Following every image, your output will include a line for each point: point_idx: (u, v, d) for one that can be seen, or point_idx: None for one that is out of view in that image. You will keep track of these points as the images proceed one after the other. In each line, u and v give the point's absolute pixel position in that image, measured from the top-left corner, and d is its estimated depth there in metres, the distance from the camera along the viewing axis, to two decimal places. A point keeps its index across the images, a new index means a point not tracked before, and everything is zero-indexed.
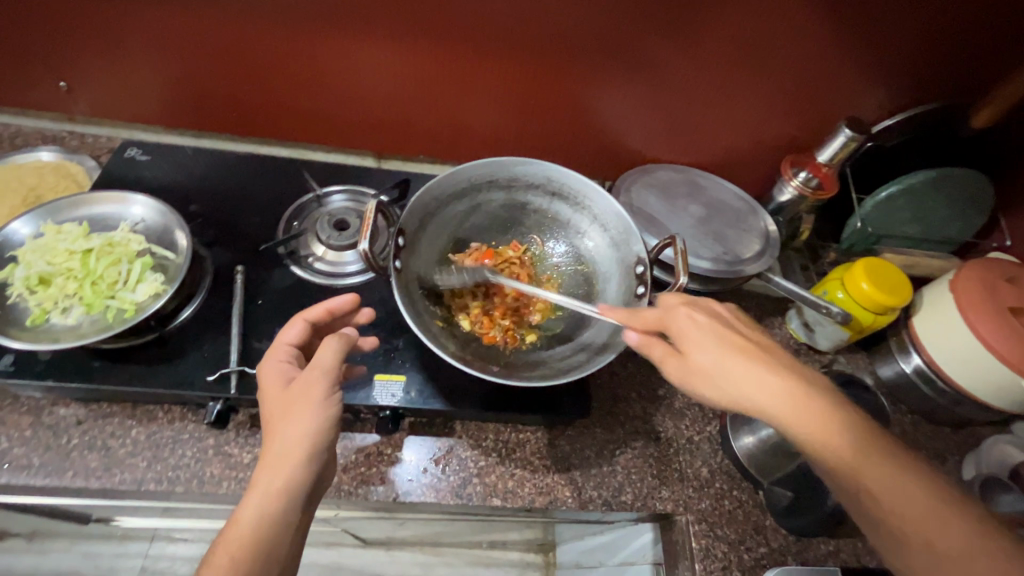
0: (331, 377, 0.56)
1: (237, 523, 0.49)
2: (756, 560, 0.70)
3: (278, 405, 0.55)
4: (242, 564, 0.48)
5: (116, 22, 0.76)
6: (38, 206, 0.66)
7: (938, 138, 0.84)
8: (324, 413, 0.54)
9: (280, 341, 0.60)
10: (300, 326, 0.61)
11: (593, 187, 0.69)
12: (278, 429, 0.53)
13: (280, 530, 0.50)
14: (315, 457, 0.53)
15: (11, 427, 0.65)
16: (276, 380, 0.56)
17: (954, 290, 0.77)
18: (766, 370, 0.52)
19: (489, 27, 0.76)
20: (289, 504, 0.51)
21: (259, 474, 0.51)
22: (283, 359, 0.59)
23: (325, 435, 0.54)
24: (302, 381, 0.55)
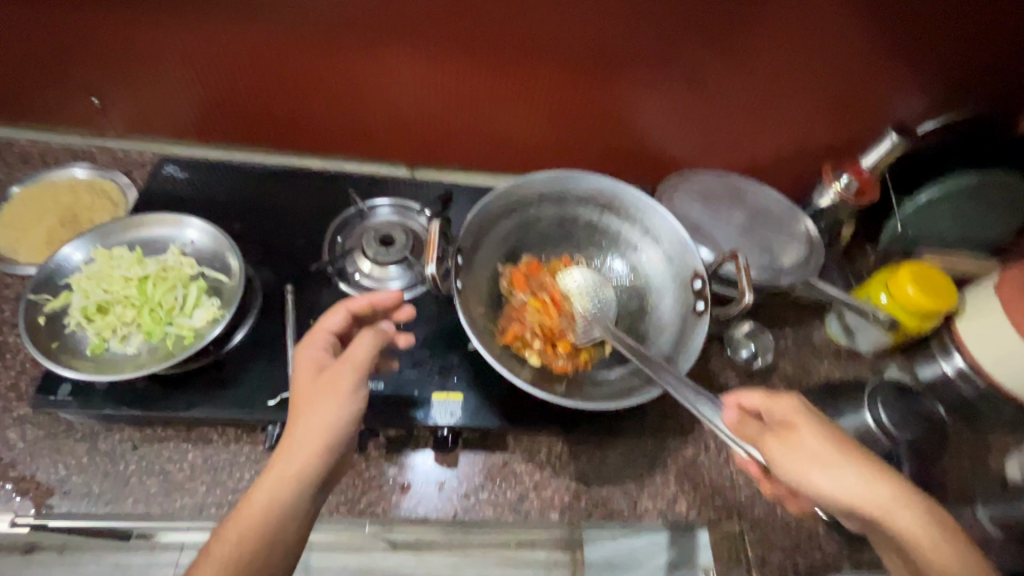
0: (360, 371, 0.55)
1: (248, 504, 0.49)
2: (812, 566, 0.71)
3: (307, 391, 0.54)
4: (247, 542, 0.48)
5: (150, 40, 0.74)
6: (89, 232, 0.69)
7: (980, 142, 0.83)
8: (348, 405, 0.53)
9: (320, 327, 0.59)
10: (343, 315, 0.60)
11: (646, 202, 0.70)
12: (303, 416, 0.52)
13: (289, 517, 0.50)
14: (334, 447, 0.52)
15: (68, 455, 0.64)
16: (309, 366, 0.56)
17: (1001, 294, 0.76)
18: (855, 464, 0.50)
19: (533, 37, 0.74)
20: (300, 492, 0.50)
21: (278, 458, 0.51)
22: (319, 346, 0.57)
23: (346, 427, 0.53)
24: (333, 370, 0.54)
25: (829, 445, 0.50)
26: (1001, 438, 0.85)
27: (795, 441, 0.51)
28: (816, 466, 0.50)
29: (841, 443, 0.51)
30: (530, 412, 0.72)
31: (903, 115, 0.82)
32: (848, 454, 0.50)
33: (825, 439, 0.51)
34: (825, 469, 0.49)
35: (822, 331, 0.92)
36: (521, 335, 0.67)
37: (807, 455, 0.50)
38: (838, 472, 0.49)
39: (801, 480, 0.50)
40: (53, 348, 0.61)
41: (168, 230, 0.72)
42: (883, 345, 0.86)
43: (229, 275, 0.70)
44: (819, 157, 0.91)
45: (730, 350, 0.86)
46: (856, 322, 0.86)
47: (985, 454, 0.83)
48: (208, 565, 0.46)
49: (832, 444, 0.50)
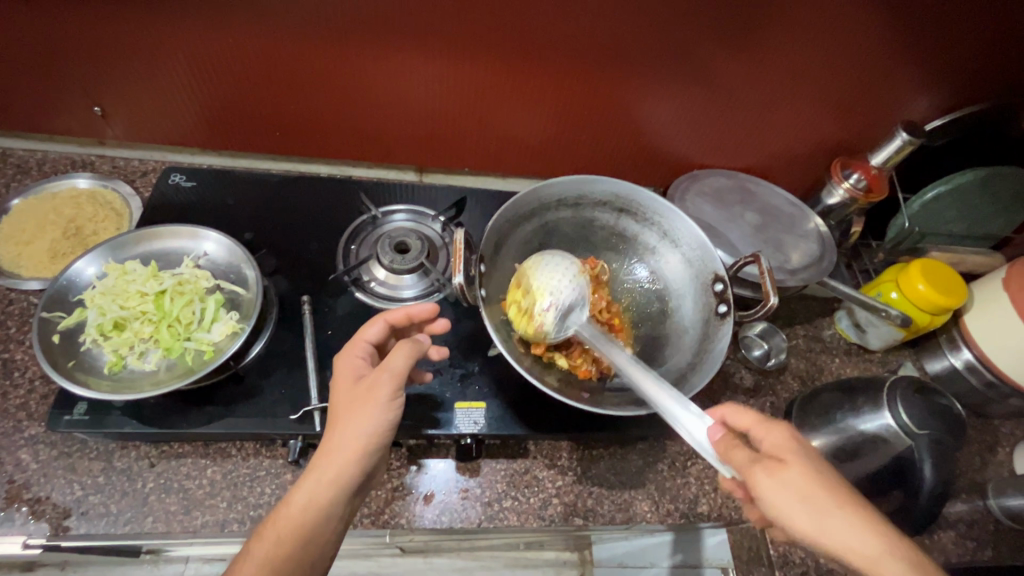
0: (396, 381, 0.54)
1: (288, 505, 0.50)
2: (832, 563, 0.71)
3: (346, 399, 0.54)
4: (285, 542, 0.49)
5: (152, 47, 0.72)
6: (101, 246, 0.67)
7: (985, 137, 0.84)
8: (384, 414, 0.52)
9: (360, 336, 0.59)
10: (381, 325, 0.60)
11: (664, 204, 0.70)
12: (341, 423, 0.52)
13: (325, 522, 0.50)
14: (371, 456, 0.52)
15: (83, 474, 0.63)
16: (347, 375, 0.56)
17: (1009, 289, 0.77)
18: (841, 510, 0.43)
19: (545, 41, 0.73)
20: (336, 498, 0.51)
21: (316, 464, 0.51)
22: (358, 355, 0.58)
23: (382, 436, 0.52)
24: (370, 378, 0.54)
25: (809, 483, 0.44)
26: (1009, 430, 0.86)
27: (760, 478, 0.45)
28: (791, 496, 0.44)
29: (817, 482, 0.44)
30: (551, 417, 0.71)
31: (914, 113, 0.82)
32: (825, 493, 0.44)
33: (806, 479, 0.45)
34: (804, 507, 0.43)
35: (832, 328, 0.93)
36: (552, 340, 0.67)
37: (789, 491, 0.44)
38: (818, 514, 0.43)
39: (775, 514, 0.44)
40: (69, 368, 0.60)
41: (180, 242, 0.71)
42: (894, 341, 0.86)
43: (246, 286, 0.69)
44: (827, 155, 0.91)
45: (744, 349, 0.88)
46: (867, 319, 0.87)
47: (994, 446, 0.85)
48: (247, 564, 0.48)
49: (810, 483, 0.44)
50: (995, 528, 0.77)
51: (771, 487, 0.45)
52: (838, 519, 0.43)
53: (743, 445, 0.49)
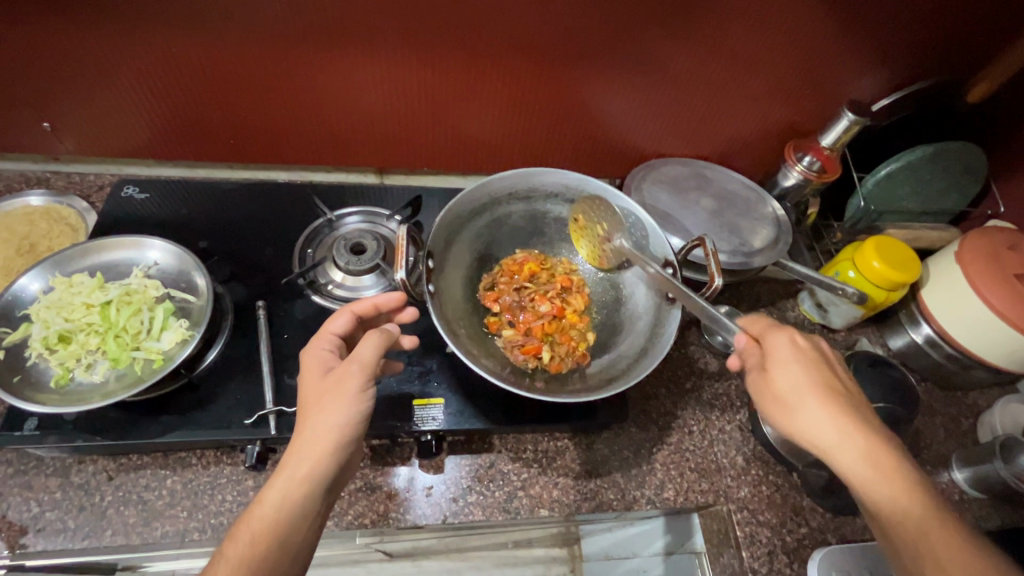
0: (365, 372, 0.54)
1: (262, 504, 0.49)
2: (799, 541, 0.72)
3: (315, 393, 0.54)
4: (261, 543, 0.48)
5: (97, 62, 0.72)
6: (45, 259, 0.67)
7: (930, 112, 0.86)
8: (355, 405, 0.52)
9: (325, 329, 0.59)
10: (347, 317, 0.60)
11: (613, 194, 0.71)
12: (310, 417, 0.52)
13: (299, 519, 0.50)
14: (343, 447, 0.52)
15: (40, 491, 0.62)
16: (314, 368, 0.56)
17: (961, 262, 0.78)
18: (825, 404, 0.53)
19: (490, 38, 0.73)
20: (310, 493, 0.50)
21: (286, 460, 0.51)
22: (325, 348, 0.57)
23: (354, 427, 0.52)
24: (338, 371, 0.54)
25: (806, 387, 0.54)
26: (971, 401, 0.87)
27: (776, 381, 0.55)
28: (787, 397, 0.54)
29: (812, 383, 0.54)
30: (512, 410, 0.72)
31: (861, 94, 0.84)
32: (828, 393, 0.53)
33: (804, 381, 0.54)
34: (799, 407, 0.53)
35: (795, 309, 0.94)
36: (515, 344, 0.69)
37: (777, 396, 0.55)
38: (800, 409, 0.53)
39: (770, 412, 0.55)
40: (13, 384, 0.59)
41: (128, 253, 0.71)
42: (855, 319, 0.87)
43: (196, 294, 0.69)
44: (781, 138, 0.92)
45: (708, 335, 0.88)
46: (828, 299, 0.88)
47: (956, 417, 0.85)
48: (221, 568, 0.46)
49: (808, 387, 0.54)
50: (960, 498, 0.77)
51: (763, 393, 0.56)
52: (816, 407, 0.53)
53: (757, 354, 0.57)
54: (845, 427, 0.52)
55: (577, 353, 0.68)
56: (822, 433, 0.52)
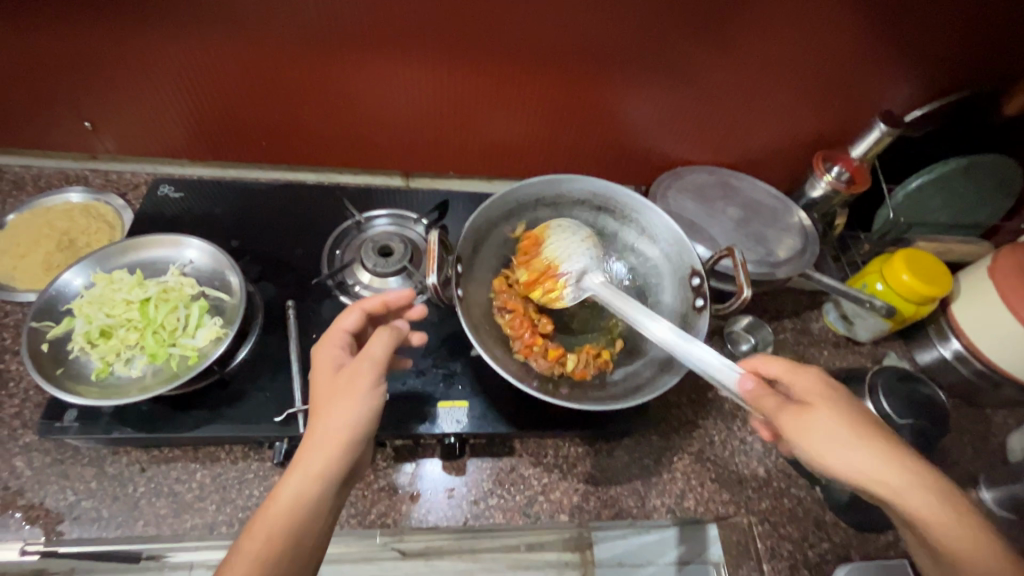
0: (378, 370, 0.55)
1: (276, 502, 0.50)
2: (821, 556, 0.71)
3: (326, 391, 0.54)
4: (277, 538, 0.48)
5: (139, 65, 0.74)
6: (87, 256, 0.69)
7: (964, 124, 0.85)
8: (367, 404, 0.53)
9: (336, 327, 0.59)
10: (358, 315, 0.60)
11: (641, 202, 0.73)
12: (323, 414, 0.52)
13: (314, 515, 0.50)
14: (356, 444, 0.53)
15: (76, 480, 0.64)
16: (326, 365, 0.56)
17: (993, 277, 0.77)
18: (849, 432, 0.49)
19: (521, 45, 0.74)
20: (324, 490, 0.51)
21: (301, 457, 0.51)
22: (336, 346, 0.58)
23: (366, 424, 0.53)
24: (350, 369, 0.55)
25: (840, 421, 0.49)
26: (999, 419, 0.85)
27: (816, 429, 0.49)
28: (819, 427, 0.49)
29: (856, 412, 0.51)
30: (534, 415, 0.72)
31: (892, 105, 0.83)
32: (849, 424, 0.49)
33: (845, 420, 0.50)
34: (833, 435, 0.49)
35: (819, 320, 0.93)
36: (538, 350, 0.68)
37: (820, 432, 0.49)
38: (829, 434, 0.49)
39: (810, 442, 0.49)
40: (56, 375, 0.62)
41: (164, 251, 0.73)
42: (882, 333, 0.86)
43: (229, 292, 0.71)
44: (809, 148, 0.92)
45: (730, 345, 0.86)
46: (854, 311, 0.87)
47: (985, 435, 0.84)
48: (237, 566, 0.47)
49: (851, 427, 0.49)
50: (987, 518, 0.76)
51: (805, 434, 0.49)
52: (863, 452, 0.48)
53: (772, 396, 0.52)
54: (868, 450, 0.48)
55: (600, 360, 0.68)
56: (873, 474, 0.47)
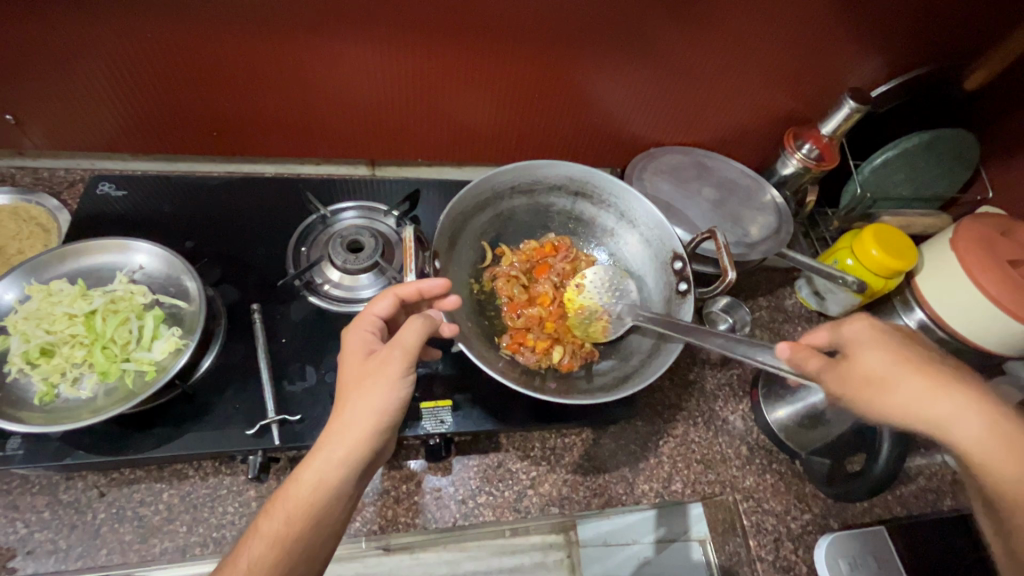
0: (408, 358, 0.50)
1: (298, 482, 0.48)
2: (803, 527, 0.73)
3: (355, 375, 0.51)
4: (296, 519, 0.47)
5: (62, 49, 0.66)
6: (19, 266, 0.63)
7: (927, 98, 0.86)
8: (396, 391, 0.49)
9: (368, 311, 0.55)
10: (390, 300, 0.55)
11: (619, 187, 0.71)
12: (350, 398, 0.49)
13: (334, 501, 0.48)
14: (380, 434, 0.49)
15: (27, 511, 0.59)
16: (357, 349, 0.53)
17: (956, 248, 0.79)
18: (923, 380, 0.47)
19: (488, 22, 0.70)
20: (345, 477, 0.48)
21: (325, 438, 0.49)
22: (367, 330, 0.54)
23: (392, 414, 0.49)
24: (380, 355, 0.51)
25: (900, 365, 0.48)
26: None
27: (869, 378, 0.49)
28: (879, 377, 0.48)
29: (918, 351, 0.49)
30: (518, 409, 0.71)
31: (860, 80, 0.83)
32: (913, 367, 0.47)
33: (895, 358, 0.49)
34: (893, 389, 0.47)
35: (792, 297, 0.94)
36: (525, 343, 0.67)
37: (861, 377, 0.49)
38: (891, 390, 0.47)
39: (868, 404, 0.48)
40: None
41: (110, 257, 0.67)
42: (853, 307, 0.88)
43: (187, 299, 0.66)
44: (780, 125, 0.92)
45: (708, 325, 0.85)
46: (825, 286, 0.88)
47: None
48: (257, 540, 0.46)
49: (901, 364, 0.48)
50: (953, 479, 0.78)
51: (858, 389, 0.48)
52: (920, 388, 0.46)
53: (816, 355, 0.51)
54: (930, 395, 0.46)
55: (586, 349, 0.68)
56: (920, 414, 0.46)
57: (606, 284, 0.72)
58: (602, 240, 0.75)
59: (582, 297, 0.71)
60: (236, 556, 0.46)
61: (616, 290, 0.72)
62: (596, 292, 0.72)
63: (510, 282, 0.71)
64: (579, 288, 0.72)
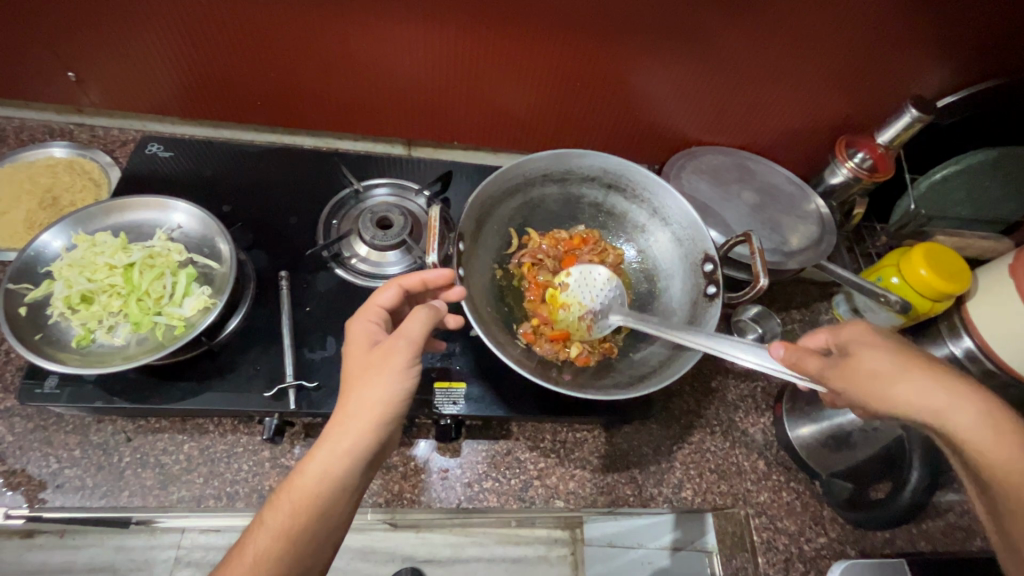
0: (413, 349, 0.52)
1: (302, 475, 0.48)
2: (817, 551, 0.70)
3: (360, 365, 0.52)
4: (302, 513, 0.47)
5: (121, 12, 0.69)
6: (68, 216, 0.66)
7: (999, 112, 0.80)
8: (399, 383, 0.50)
9: (372, 302, 0.57)
10: (394, 290, 0.57)
11: (654, 181, 0.69)
12: (354, 390, 0.50)
13: (338, 493, 0.48)
14: (385, 424, 0.50)
15: (59, 448, 0.62)
16: (361, 339, 0.53)
17: (1016, 276, 0.74)
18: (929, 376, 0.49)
19: (533, 7, 0.68)
20: (351, 468, 0.49)
21: (329, 430, 0.49)
22: (371, 320, 0.55)
23: (398, 404, 0.50)
24: (385, 345, 0.52)
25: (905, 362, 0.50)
26: None
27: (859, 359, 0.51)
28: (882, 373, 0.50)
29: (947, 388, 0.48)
30: (531, 399, 0.70)
31: (924, 90, 0.78)
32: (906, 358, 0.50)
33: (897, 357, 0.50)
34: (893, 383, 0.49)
35: (828, 312, 0.90)
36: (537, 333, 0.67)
37: (866, 373, 0.50)
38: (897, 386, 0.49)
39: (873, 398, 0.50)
40: (35, 341, 0.59)
41: (151, 214, 0.70)
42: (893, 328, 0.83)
43: (219, 260, 0.68)
44: (832, 132, 0.87)
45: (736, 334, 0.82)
46: (866, 304, 0.84)
47: None
48: (262, 533, 0.47)
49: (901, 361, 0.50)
50: None
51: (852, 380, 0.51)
52: (923, 383, 0.48)
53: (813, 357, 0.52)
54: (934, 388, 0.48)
55: (608, 344, 0.67)
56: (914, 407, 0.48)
57: (594, 283, 0.69)
58: (633, 236, 0.74)
59: (565, 296, 0.68)
60: (241, 546, 0.47)
61: (603, 292, 0.68)
62: (581, 292, 0.68)
63: (534, 271, 0.71)
64: (562, 288, 0.68)
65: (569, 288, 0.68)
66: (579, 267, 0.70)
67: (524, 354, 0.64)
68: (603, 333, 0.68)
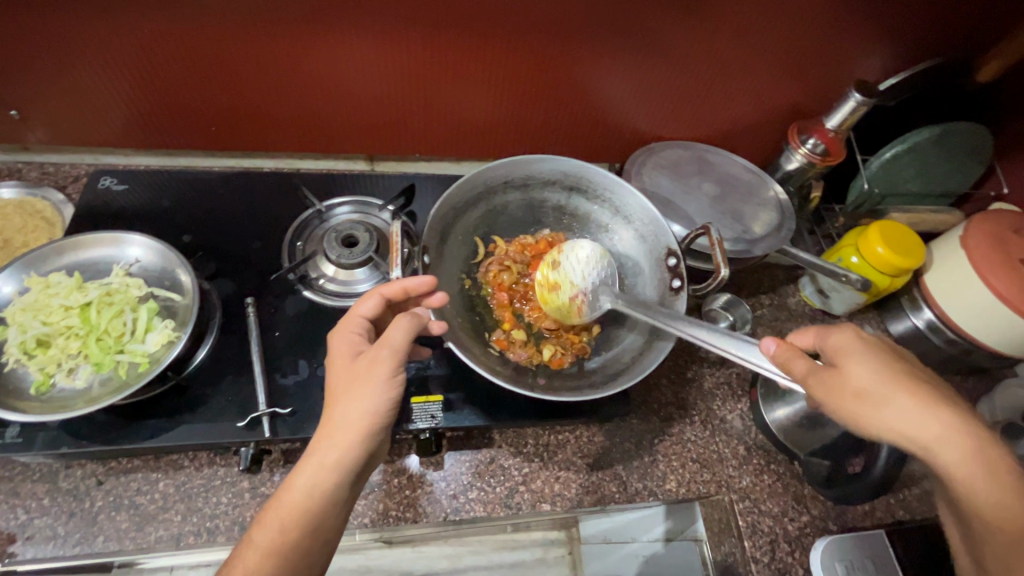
0: (397, 357, 0.51)
1: (290, 490, 0.48)
2: (801, 530, 0.71)
3: (344, 378, 0.51)
4: (292, 528, 0.47)
5: (61, 46, 0.67)
6: (18, 259, 0.64)
7: (940, 90, 0.83)
8: (385, 391, 0.50)
9: (354, 312, 0.56)
10: (376, 300, 0.55)
11: (613, 181, 0.70)
12: (340, 402, 0.50)
13: (328, 506, 0.48)
14: (372, 435, 0.50)
15: (27, 498, 0.60)
16: (344, 352, 0.53)
17: (966, 248, 0.77)
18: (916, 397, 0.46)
19: (481, 17, 0.69)
20: (340, 480, 0.48)
21: (315, 444, 0.49)
22: (354, 332, 0.55)
23: (384, 414, 0.50)
24: (368, 356, 0.51)
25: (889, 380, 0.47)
26: (968, 385, 0.87)
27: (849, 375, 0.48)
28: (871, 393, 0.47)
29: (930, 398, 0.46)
30: (509, 405, 0.70)
31: (866, 74, 0.81)
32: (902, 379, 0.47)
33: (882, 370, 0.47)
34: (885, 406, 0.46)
35: (795, 295, 0.92)
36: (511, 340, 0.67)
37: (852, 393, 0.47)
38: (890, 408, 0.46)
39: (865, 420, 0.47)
40: None
41: (107, 250, 0.68)
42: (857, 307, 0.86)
43: (181, 292, 0.67)
44: (784, 119, 0.90)
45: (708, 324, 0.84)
46: (829, 285, 0.86)
47: None
48: (253, 552, 0.46)
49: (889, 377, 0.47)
50: None
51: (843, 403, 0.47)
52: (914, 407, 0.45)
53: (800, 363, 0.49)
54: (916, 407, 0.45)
55: (579, 341, 0.68)
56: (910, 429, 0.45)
57: (587, 262, 0.66)
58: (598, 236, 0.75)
59: (557, 274, 0.66)
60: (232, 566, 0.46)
61: (596, 273, 0.66)
62: (574, 268, 0.65)
63: (502, 279, 0.71)
64: (555, 266, 0.66)
65: (561, 264, 0.66)
66: (575, 244, 0.67)
67: (499, 363, 0.64)
68: (575, 333, 0.69)
